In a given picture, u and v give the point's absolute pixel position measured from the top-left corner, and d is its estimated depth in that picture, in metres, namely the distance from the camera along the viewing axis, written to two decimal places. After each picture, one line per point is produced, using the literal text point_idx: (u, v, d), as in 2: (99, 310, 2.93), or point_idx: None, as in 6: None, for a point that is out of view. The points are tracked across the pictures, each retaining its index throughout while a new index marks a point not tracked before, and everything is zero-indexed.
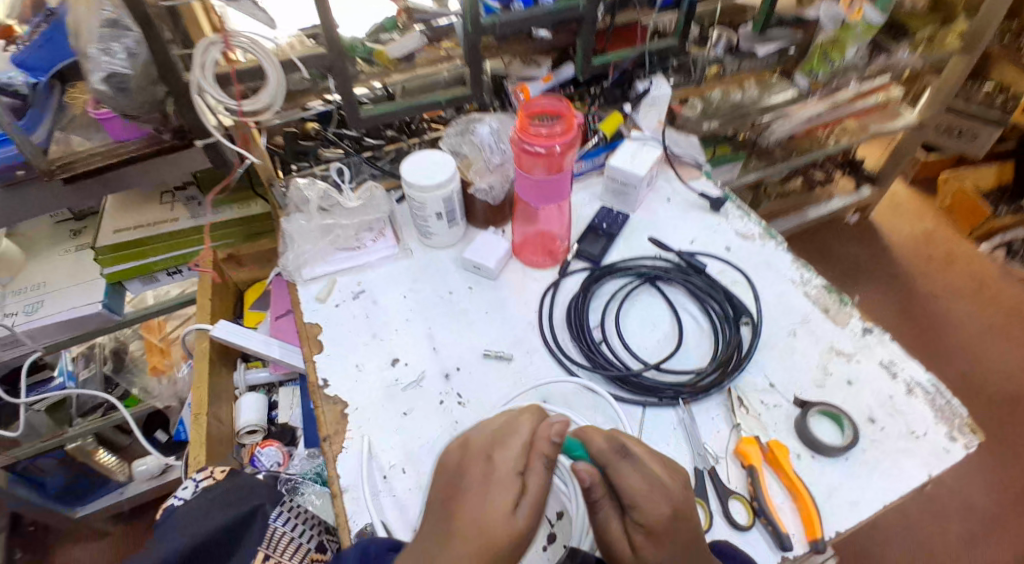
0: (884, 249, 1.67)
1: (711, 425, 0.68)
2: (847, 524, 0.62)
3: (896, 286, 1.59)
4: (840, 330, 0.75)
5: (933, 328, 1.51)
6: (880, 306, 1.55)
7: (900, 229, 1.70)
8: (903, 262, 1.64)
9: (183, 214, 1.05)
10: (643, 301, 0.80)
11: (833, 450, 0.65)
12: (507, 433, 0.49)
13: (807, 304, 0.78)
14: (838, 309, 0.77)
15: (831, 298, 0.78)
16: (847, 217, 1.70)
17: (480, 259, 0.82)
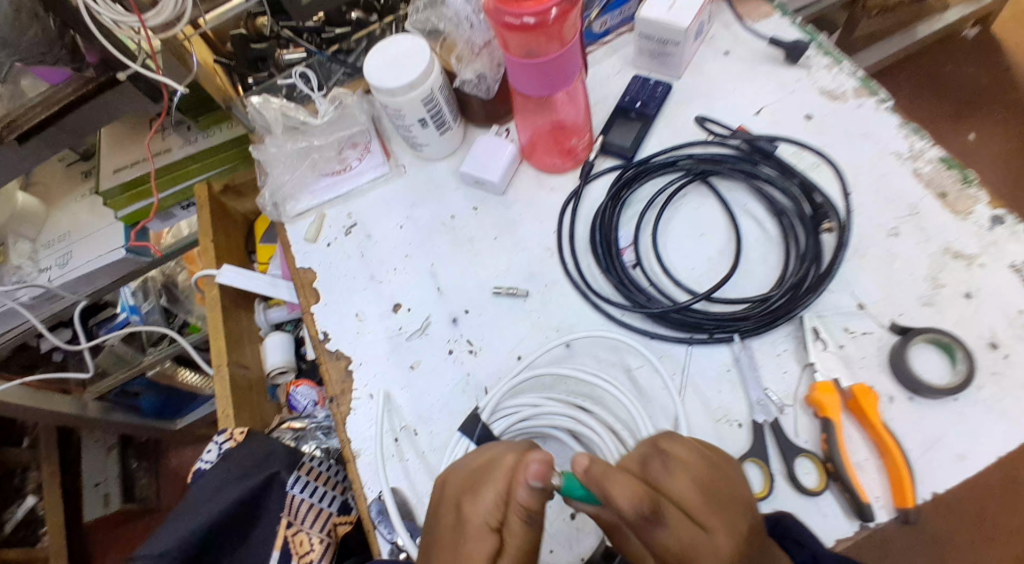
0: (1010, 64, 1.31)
1: (776, 365, 0.55)
2: (948, 482, 0.50)
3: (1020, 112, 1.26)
4: (958, 224, 0.57)
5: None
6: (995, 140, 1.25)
7: None
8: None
9: (174, 142, 0.92)
10: (691, 204, 0.63)
11: (937, 392, 0.51)
12: (484, 474, 0.40)
13: (917, 188, 0.60)
14: (957, 192, 0.59)
15: (952, 176, 0.59)
16: (965, 29, 1.33)
17: (480, 172, 0.66)
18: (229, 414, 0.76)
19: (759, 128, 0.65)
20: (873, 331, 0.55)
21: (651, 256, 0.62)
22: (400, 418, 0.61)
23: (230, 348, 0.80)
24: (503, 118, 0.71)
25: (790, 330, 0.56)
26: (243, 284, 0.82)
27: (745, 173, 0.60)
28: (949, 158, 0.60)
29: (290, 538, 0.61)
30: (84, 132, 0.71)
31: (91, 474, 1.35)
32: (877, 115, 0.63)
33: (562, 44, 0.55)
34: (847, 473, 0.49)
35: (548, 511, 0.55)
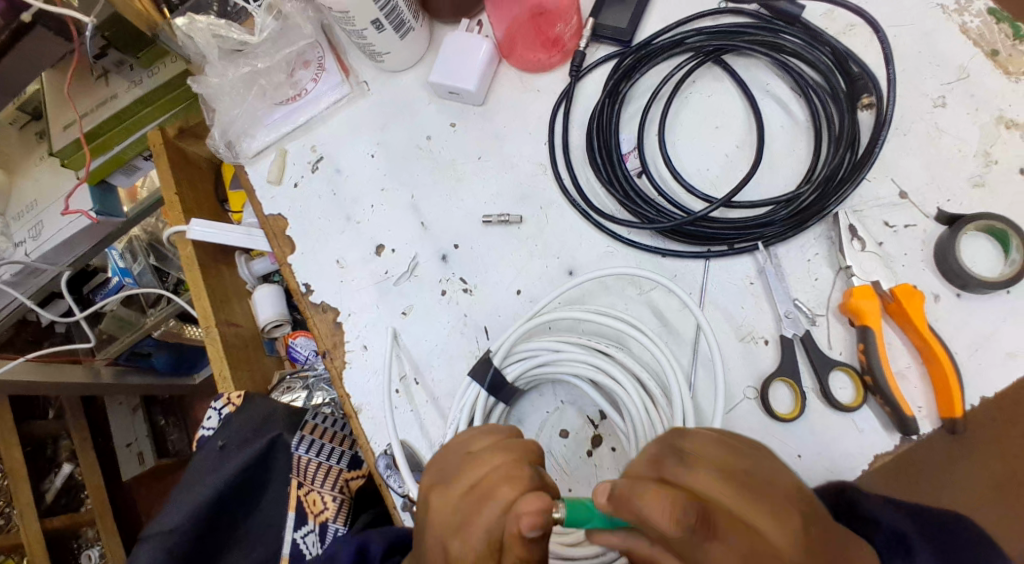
0: None
1: (806, 270, 0.48)
2: (1001, 385, 0.44)
3: None
4: (1015, 85, 0.48)
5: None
6: None
7: None
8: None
9: (119, 87, 0.82)
10: (697, 92, 0.54)
11: (984, 286, 0.43)
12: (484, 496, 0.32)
13: (963, 45, 0.49)
14: (1011, 46, 0.49)
15: (1002, 30, 0.49)
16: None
17: (455, 80, 0.57)
18: (226, 376, 0.72)
19: None
20: (916, 223, 0.47)
21: (659, 160, 0.53)
22: (399, 368, 0.56)
23: (216, 308, 0.75)
24: (474, 11, 0.60)
25: (823, 231, 0.49)
26: (218, 238, 0.75)
27: (765, 47, 0.50)
28: (997, 8, 0.50)
29: (303, 498, 0.58)
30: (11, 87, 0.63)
31: (121, 435, 1.38)
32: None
33: None
34: (889, 386, 0.44)
35: (562, 450, 0.51)
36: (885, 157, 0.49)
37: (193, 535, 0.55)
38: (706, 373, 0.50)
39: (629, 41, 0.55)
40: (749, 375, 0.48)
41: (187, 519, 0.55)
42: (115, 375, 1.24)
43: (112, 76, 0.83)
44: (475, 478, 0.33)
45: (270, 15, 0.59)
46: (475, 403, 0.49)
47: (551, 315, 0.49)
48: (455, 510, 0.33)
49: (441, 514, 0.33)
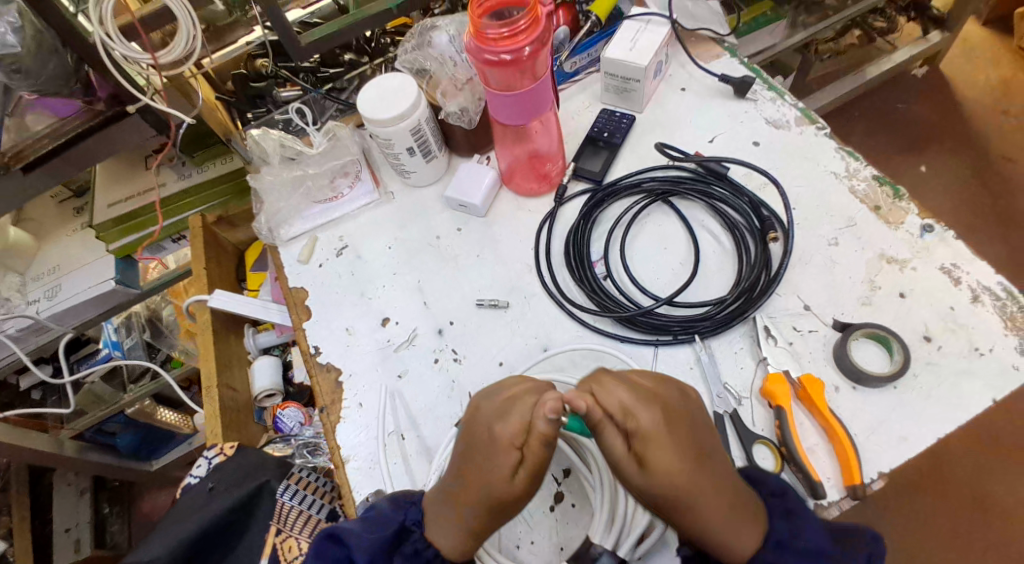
0: (952, 107, 1.46)
1: (734, 361, 0.60)
2: (894, 462, 0.54)
3: (970, 155, 1.40)
4: (891, 233, 0.64)
5: (1007, 194, 1.34)
6: (932, 191, 1.37)
7: (973, 82, 1.49)
8: (973, 113, 1.45)
9: (170, 177, 0.97)
10: (653, 221, 0.70)
11: (877, 380, 0.56)
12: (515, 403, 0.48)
13: (851, 203, 0.67)
14: (889, 204, 0.66)
15: (884, 192, 0.67)
16: (913, 70, 1.50)
17: (464, 196, 0.72)
18: (217, 434, 0.77)
19: (712, 152, 0.73)
20: (818, 330, 0.61)
21: (620, 268, 0.67)
22: (390, 423, 0.64)
23: (220, 369, 0.82)
24: (485, 148, 0.77)
25: (746, 331, 0.62)
26: (233, 307, 0.85)
27: (700, 193, 0.68)
28: (880, 176, 0.68)
29: (279, 544, 0.62)
30: (84, 164, 0.75)
31: (62, 519, 1.28)
32: (818, 140, 0.71)
33: (534, 79, 0.62)
34: (799, 454, 0.54)
35: (529, 505, 0.58)
36: (793, 279, 0.64)
37: None
38: None
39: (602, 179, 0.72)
40: None
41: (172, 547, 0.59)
42: (78, 450, 1.22)
43: (164, 168, 0.97)
44: (508, 395, 0.49)
45: (326, 137, 0.76)
46: None
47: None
48: (497, 411, 0.48)
49: (487, 416, 0.48)
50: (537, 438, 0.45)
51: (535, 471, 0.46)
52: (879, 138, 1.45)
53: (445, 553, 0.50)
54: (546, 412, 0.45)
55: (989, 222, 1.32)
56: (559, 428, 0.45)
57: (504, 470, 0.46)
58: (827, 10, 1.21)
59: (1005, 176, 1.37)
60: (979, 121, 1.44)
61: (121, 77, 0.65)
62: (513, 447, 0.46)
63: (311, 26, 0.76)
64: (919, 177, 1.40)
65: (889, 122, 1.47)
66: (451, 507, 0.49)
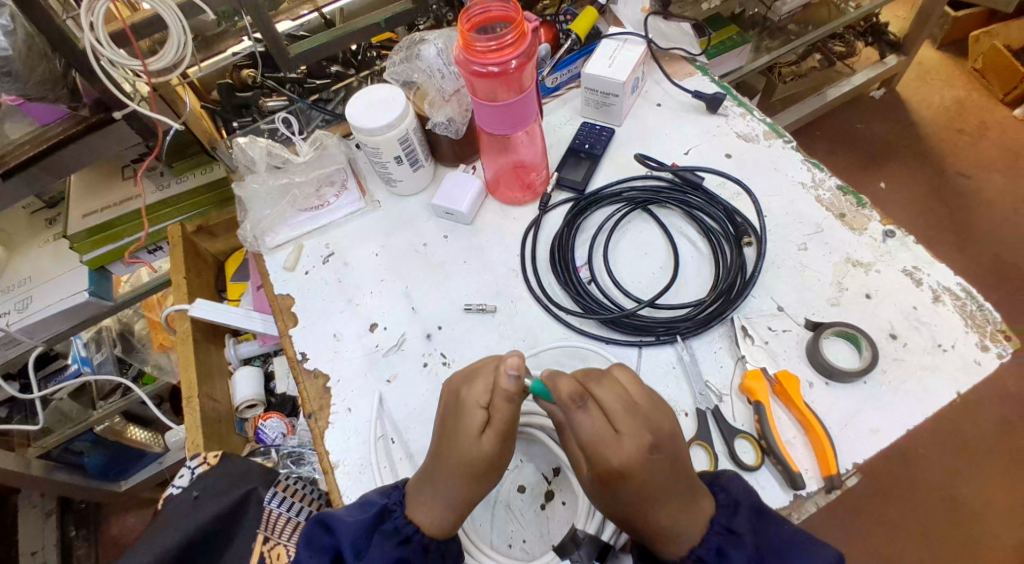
0: (909, 126, 1.56)
1: (714, 359, 0.63)
2: (867, 452, 0.57)
3: (926, 169, 1.49)
4: (858, 238, 0.68)
5: (962, 207, 1.43)
6: (894, 204, 1.46)
7: (928, 102, 1.58)
8: (927, 132, 1.54)
9: (148, 187, 0.96)
10: (634, 228, 0.73)
11: (848, 375, 0.59)
12: (480, 369, 0.53)
13: (819, 210, 0.71)
14: (854, 212, 0.70)
15: (849, 200, 0.71)
16: (871, 91, 1.60)
17: (450, 204, 0.74)
18: (199, 444, 0.76)
19: (687, 163, 0.76)
20: (791, 329, 0.64)
21: (603, 273, 0.70)
22: (379, 427, 0.65)
23: (200, 379, 0.81)
24: (470, 158, 0.80)
25: (725, 331, 0.64)
26: (214, 317, 0.83)
27: (678, 201, 0.71)
28: (844, 186, 0.72)
29: (267, 552, 0.61)
30: (65, 172, 0.74)
31: (27, 542, 1.23)
32: (786, 152, 0.75)
33: (520, 93, 0.65)
34: (778, 447, 0.56)
35: (520, 504, 0.59)
36: (766, 282, 0.67)
37: None
38: None
39: (583, 188, 0.75)
40: None
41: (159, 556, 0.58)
42: (44, 469, 1.17)
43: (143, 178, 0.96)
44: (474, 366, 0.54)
45: (312, 146, 0.77)
46: None
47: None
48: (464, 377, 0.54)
49: (456, 382, 0.54)
50: (502, 396, 0.50)
51: (501, 430, 0.50)
52: (841, 154, 1.53)
53: (425, 529, 0.51)
54: (506, 370, 0.50)
55: (946, 233, 1.41)
56: (521, 386, 0.50)
57: (471, 428, 0.50)
58: (789, 35, 1.28)
59: (960, 190, 1.45)
60: (934, 139, 1.53)
61: (109, 83, 0.65)
62: (479, 405, 0.50)
63: (299, 37, 0.78)
64: (883, 192, 1.48)
65: (851, 140, 1.55)
66: (424, 476, 0.52)
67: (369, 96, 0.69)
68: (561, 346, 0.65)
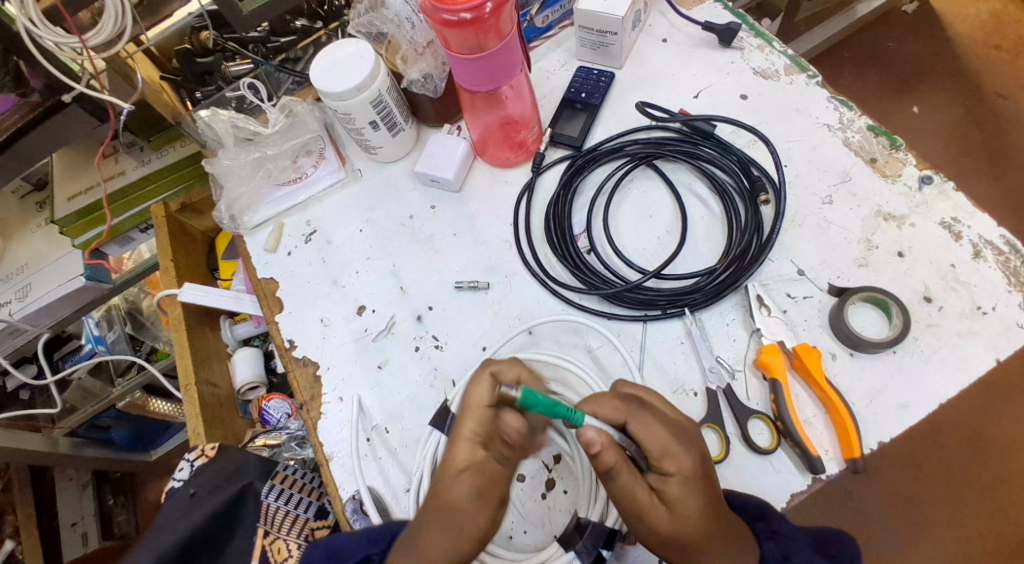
0: (944, 42, 1.39)
1: (726, 332, 0.57)
2: (895, 431, 0.52)
3: (960, 91, 1.35)
4: (889, 188, 0.60)
5: (1000, 132, 1.29)
6: (925, 134, 1.32)
7: (964, 15, 1.41)
8: (964, 48, 1.38)
9: (129, 165, 0.91)
10: (636, 187, 0.65)
11: (877, 346, 0.53)
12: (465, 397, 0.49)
13: (848, 156, 0.62)
14: (886, 156, 0.62)
15: (880, 142, 0.62)
16: (902, 5, 1.42)
17: (435, 170, 0.68)
18: (200, 433, 0.75)
19: (697, 109, 0.68)
20: (814, 295, 0.57)
21: (604, 240, 0.63)
22: (370, 418, 0.61)
23: (196, 366, 0.79)
24: (455, 117, 0.72)
25: (740, 300, 0.58)
26: (205, 301, 0.80)
27: (686, 155, 0.63)
28: (875, 126, 0.63)
29: (268, 546, 0.60)
30: (33, 160, 0.70)
31: (66, 514, 1.30)
32: (809, 90, 0.66)
33: (500, 38, 0.56)
34: (795, 428, 0.51)
35: (520, 494, 0.56)
36: (787, 242, 0.60)
37: None
38: None
39: (580, 145, 0.67)
40: None
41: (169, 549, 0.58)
42: (73, 446, 1.21)
43: (121, 155, 0.92)
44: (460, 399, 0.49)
45: (283, 113, 0.71)
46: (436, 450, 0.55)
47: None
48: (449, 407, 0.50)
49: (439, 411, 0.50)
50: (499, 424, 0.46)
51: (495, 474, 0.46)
52: (869, 79, 1.38)
53: None
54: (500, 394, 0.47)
55: (981, 163, 1.28)
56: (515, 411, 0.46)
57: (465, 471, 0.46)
58: None
59: (997, 114, 1.31)
60: (973, 57, 1.37)
61: (50, 67, 0.60)
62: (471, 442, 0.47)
63: None
64: (913, 118, 1.34)
65: (886, 62, 1.39)
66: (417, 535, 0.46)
67: (330, 60, 0.61)
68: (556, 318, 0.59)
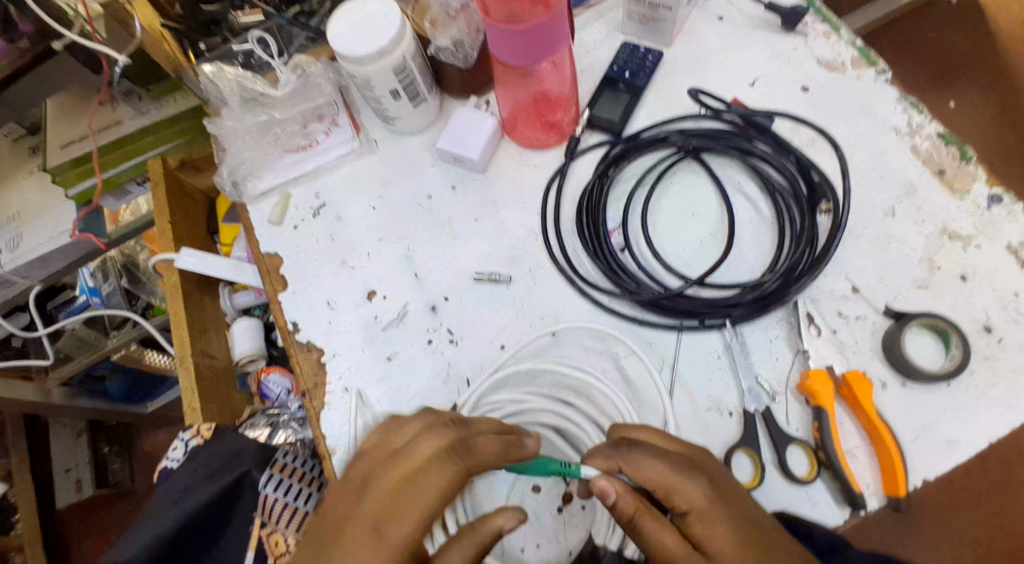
0: (990, 33, 1.29)
1: (768, 350, 0.53)
2: (939, 470, 0.48)
3: (1004, 88, 1.26)
4: (955, 204, 0.55)
5: None
6: (962, 132, 1.24)
7: None
8: (1015, 42, 1.27)
9: (126, 114, 0.84)
10: (679, 182, 0.60)
11: (935, 377, 0.49)
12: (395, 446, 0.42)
13: (913, 166, 0.57)
14: (955, 169, 0.56)
15: (949, 152, 0.56)
16: None
17: (458, 149, 0.62)
18: (196, 408, 0.71)
19: (752, 99, 0.61)
20: (866, 316, 0.53)
21: (640, 237, 0.58)
22: (377, 412, 0.57)
23: (193, 337, 0.75)
24: (483, 89, 0.66)
25: (784, 315, 0.54)
26: (205, 269, 0.76)
27: (740, 150, 0.57)
28: (946, 134, 0.57)
29: (266, 538, 0.57)
30: (24, 107, 0.64)
31: (60, 461, 1.29)
32: (876, 88, 0.60)
33: (548, 10, 0.50)
34: (840, 462, 0.47)
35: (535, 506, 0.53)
36: (840, 256, 0.55)
37: None
38: (650, 417, 0.53)
39: (619, 130, 0.62)
40: (713, 445, 0.51)
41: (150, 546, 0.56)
42: (66, 398, 1.18)
43: (119, 102, 0.84)
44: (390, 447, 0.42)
45: (294, 73, 0.64)
46: None
47: (511, 370, 0.53)
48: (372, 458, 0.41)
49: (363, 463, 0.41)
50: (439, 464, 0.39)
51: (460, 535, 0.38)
52: (908, 69, 1.30)
53: None
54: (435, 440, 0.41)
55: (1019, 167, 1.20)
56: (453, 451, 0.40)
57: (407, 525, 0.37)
58: None
59: None
60: (1019, 54, 1.26)
61: (40, 10, 0.55)
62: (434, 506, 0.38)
63: None
64: (951, 114, 1.26)
65: (925, 53, 1.30)
66: None
67: (350, 20, 0.54)
68: (586, 327, 0.54)
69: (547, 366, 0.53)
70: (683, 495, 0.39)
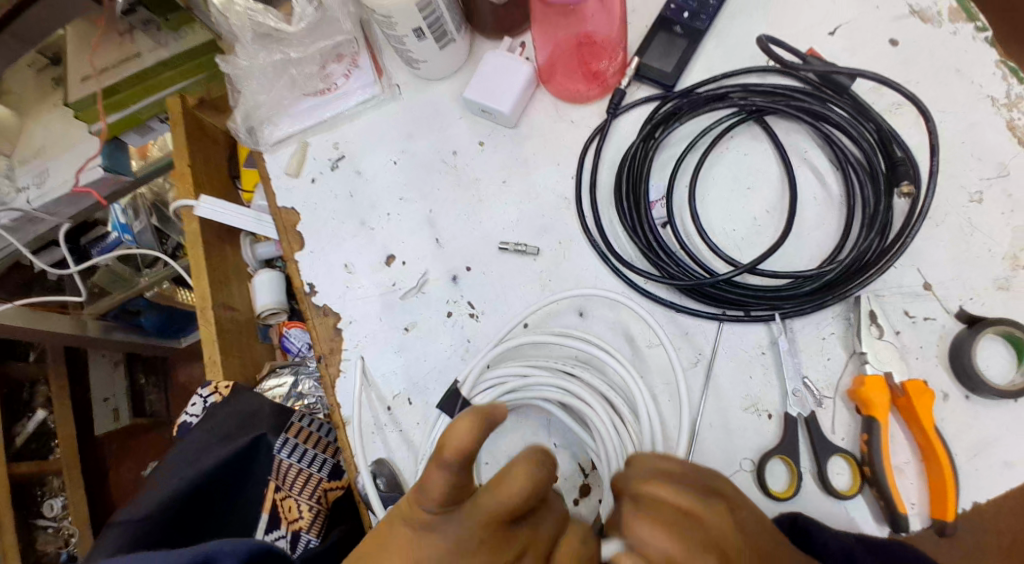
0: None
1: (819, 347, 0.47)
2: (999, 493, 0.43)
3: None
4: None
5: None
6: None
7: None
8: None
9: (144, 46, 0.80)
10: (734, 149, 0.52)
11: (1004, 393, 0.42)
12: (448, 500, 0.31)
13: (1011, 143, 0.48)
14: None
15: None
16: None
17: (489, 100, 0.55)
18: (216, 362, 0.70)
19: (828, 53, 0.53)
20: (936, 317, 0.46)
21: (685, 210, 0.52)
22: (392, 385, 0.55)
23: (214, 288, 0.73)
24: (519, 29, 0.58)
25: (841, 310, 0.48)
26: (222, 217, 0.73)
27: (811, 115, 0.49)
28: None
29: (279, 503, 0.57)
30: (35, 37, 0.60)
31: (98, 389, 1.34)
32: (976, 45, 0.51)
33: None
34: (886, 479, 0.42)
35: None
36: (916, 244, 0.48)
37: (164, 524, 0.52)
38: (667, 403, 0.49)
39: (672, 84, 0.54)
40: (748, 447, 0.47)
41: (160, 506, 0.52)
42: (102, 330, 1.19)
43: (136, 35, 0.80)
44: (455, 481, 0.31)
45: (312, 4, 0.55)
46: (445, 436, 0.48)
47: (516, 341, 0.48)
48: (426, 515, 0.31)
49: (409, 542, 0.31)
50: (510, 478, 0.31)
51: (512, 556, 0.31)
52: None
53: None
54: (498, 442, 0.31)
55: None
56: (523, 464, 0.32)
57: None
58: None
59: None
60: None
61: None
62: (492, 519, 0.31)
63: None
64: None
65: None
66: None
67: None
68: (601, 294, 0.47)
69: (559, 340, 0.48)
70: (703, 529, 0.29)
